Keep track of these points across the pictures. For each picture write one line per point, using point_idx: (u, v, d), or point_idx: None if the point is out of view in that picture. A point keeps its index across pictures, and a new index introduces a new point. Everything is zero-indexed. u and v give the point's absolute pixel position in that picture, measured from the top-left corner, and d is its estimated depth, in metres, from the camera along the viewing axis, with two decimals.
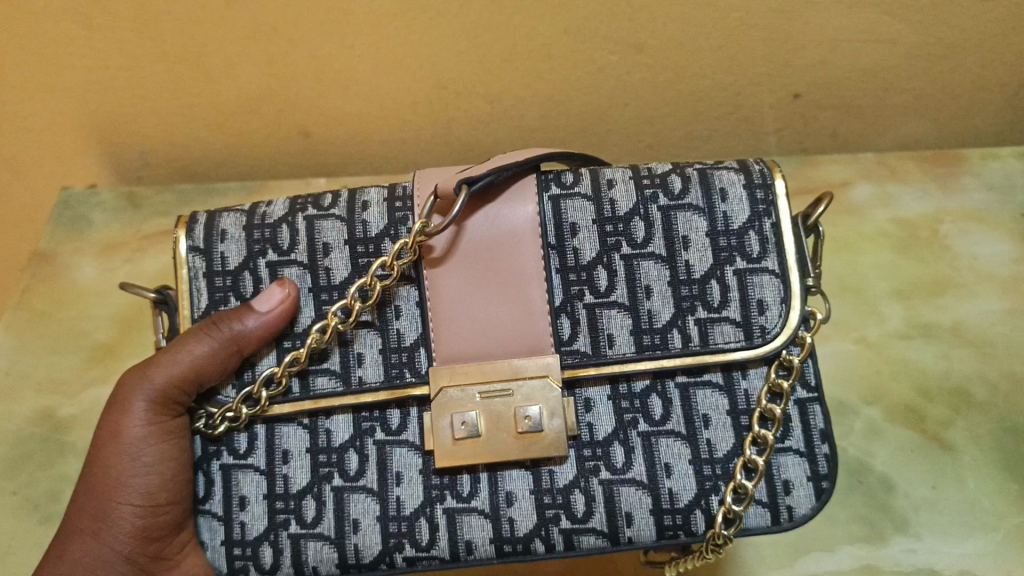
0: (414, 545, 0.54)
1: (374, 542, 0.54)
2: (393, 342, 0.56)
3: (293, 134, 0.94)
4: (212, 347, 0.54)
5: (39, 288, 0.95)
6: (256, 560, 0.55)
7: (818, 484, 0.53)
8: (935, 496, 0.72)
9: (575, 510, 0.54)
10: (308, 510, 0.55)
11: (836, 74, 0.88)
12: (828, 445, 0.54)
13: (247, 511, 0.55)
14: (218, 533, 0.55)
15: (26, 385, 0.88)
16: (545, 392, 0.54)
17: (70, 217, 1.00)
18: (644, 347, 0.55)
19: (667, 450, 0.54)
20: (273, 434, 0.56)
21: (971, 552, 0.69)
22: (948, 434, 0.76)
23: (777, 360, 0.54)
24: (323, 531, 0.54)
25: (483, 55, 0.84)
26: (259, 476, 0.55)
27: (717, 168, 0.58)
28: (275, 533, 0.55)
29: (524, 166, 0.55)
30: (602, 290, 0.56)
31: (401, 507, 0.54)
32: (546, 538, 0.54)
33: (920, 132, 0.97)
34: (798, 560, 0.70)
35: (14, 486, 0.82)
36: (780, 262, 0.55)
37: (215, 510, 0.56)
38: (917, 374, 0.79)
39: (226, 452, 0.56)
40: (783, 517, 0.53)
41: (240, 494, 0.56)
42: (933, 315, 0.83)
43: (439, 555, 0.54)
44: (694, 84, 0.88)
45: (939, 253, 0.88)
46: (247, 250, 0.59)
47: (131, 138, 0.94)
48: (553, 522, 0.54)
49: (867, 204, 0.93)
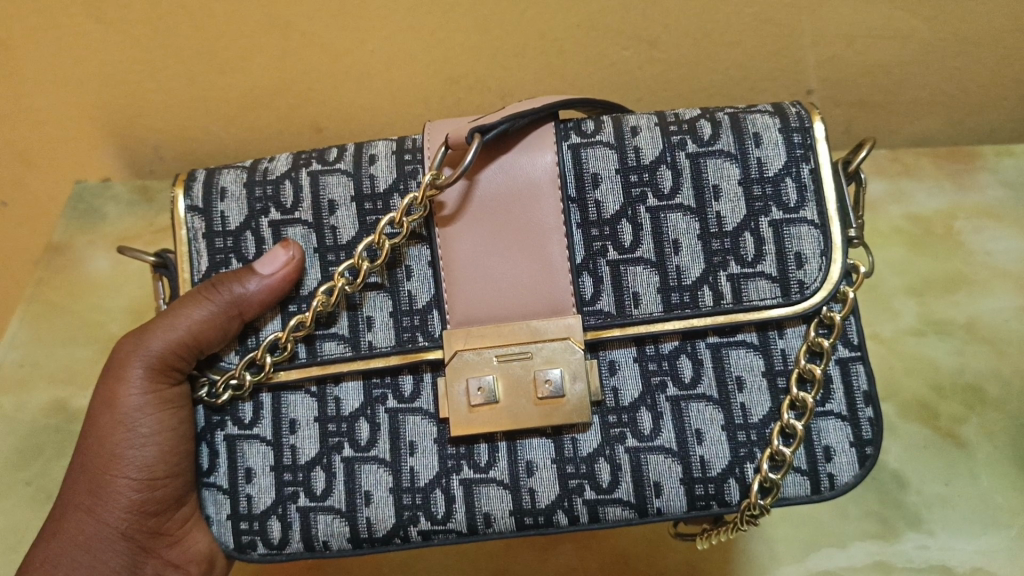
0: (430, 518, 0.54)
1: (387, 515, 0.54)
2: (404, 304, 0.56)
3: (306, 129, 0.94)
4: (212, 312, 0.54)
5: (53, 280, 0.96)
6: (264, 534, 0.55)
7: (861, 450, 0.52)
8: (948, 493, 0.71)
9: (600, 481, 0.53)
10: (317, 482, 0.55)
11: (849, 71, 0.88)
12: (871, 409, 0.52)
13: (253, 484, 0.55)
14: (223, 508, 0.55)
15: (39, 376, 0.88)
16: (566, 354, 0.53)
17: (83, 210, 1.01)
18: (673, 306, 0.53)
19: (698, 416, 0.53)
20: (280, 402, 0.56)
21: (984, 549, 0.68)
22: (962, 430, 0.75)
23: (817, 318, 0.53)
24: (333, 503, 0.54)
25: (495, 50, 0.84)
26: (265, 447, 0.55)
27: (750, 112, 0.57)
28: (283, 506, 0.55)
29: (540, 114, 0.54)
30: (627, 245, 0.54)
31: (415, 478, 0.54)
32: (569, 510, 0.53)
33: (936, 129, 0.97)
34: (809, 555, 0.69)
35: (26, 477, 0.81)
36: (819, 211, 0.54)
37: (220, 483, 0.56)
38: (930, 370, 0.79)
39: (231, 422, 0.56)
40: (823, 486, 0.52)
41: (246, 466, 0.56)
42: (947, 312, 0.83)
43: (456, 527, 0.54)
44: (707, 80, 0.88)
45: (954, 250, 0.88)
46: (248, 209, 0.58)
47: (145, 130, 0.95)
48: (576, 493, 0.53)
49: (881, 201, 0.94)
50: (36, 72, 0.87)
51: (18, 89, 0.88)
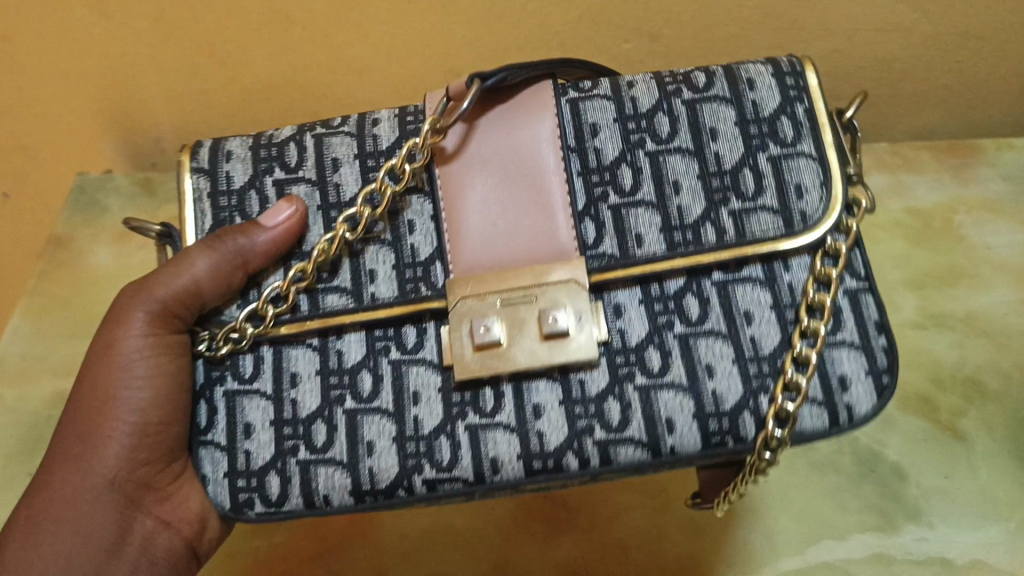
0: (435, 465, 0.51)
1: (391, 464, 0.51)
2: (407, 257, 0.55)
3: (306, 121, 0.95)
4: (216, 261, 0.53)
5: (55, 274, 0.96)
6: (262, 491, 0.53)
7: (879, 379, 0.49)
8: (948, 486, 0.71)
9: (610, 419, 0.50)
10: (317, 435, 0.53)
11: (850, 66, 0.89)
12: (886, 337, 0.50)
13: (252, 439, 0.53)
14: (220, 466, 0.53)
15: (44, 368, 0.87)
16: (571, 296, 0.51)
17: (86, 203, 1.02)
18: (677, 244, 0.52)
19: (707, 349, 0.50)
20: (282, 356, 0.55)
21: (984, 542, 0.68)
22: (961, 423, 0.75)
23: (822, 248, 0.51)
24: (334, 455, 0.52)
25: (497, 43, 0.85)
26: (264, 401, 0.54)
27: (744, 64, 0.58)
28: (282, 461, 0.53)
29: (540, 68, 0.55)
30: (627, 188, 0.54)
31: (419, 426, 0.52)
32: (579, 452, 0.50)
33: (936, 123, 0.97)
34: (810, 547, 0.69)
35: (31, 468, 0.80)
36: (816, 145, 0.53)
37: (217, 441, 0.54)
38: (930, 363, 0.79)
39: (229, 377, 0.55)
40: (842, 418, 0.49)
41: (245, 421, 0.54)
42: (947, 305, 0.83)
43: (461, 474, 0.51)
44: (708, 73, 0.88)
45: (953, 244, 0.88)
46: (253, 169, 0.59)
47: (146, 121, 0.96)
48: (586, 433, 0.50)
49: (882, 193, 0.94)
50: (36, 68, 0.87)
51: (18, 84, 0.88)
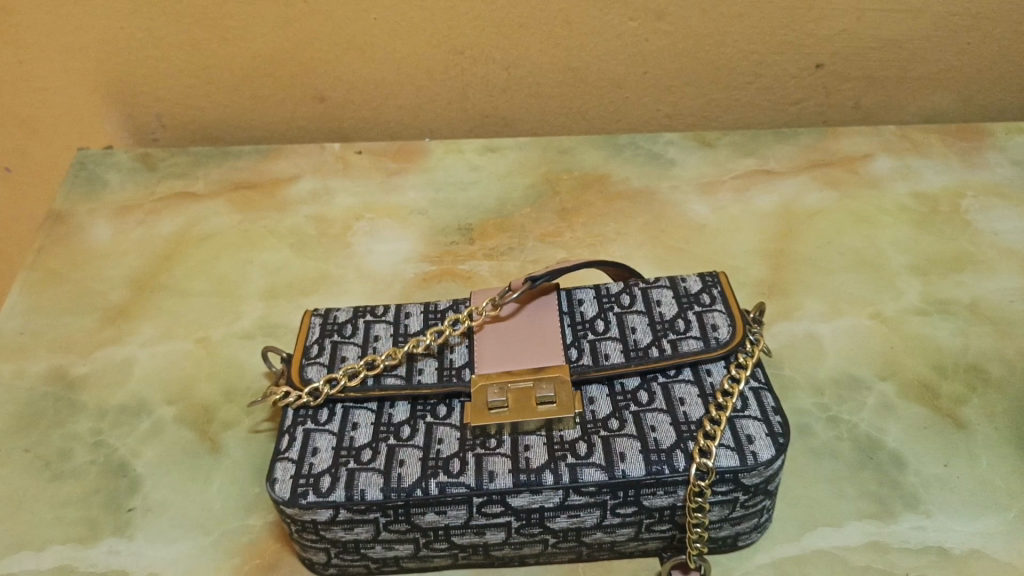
0: (447, 472, 0.59)
1: (414, 471, 0.59)
2: None
3: (309, 98, 1.01)
4: None
5: (53, 248, 0.95)
6: (315, 486, 0.59)
7: (775, 439, 0.59)
8: (947, 474, 0.69)
9: (579, 450, 0.60)
10: (366, 454, 0.61)
11: (857, 45, 0.96)
12: (781, 416, 0.61)
13: (317, 457, 0.61)
14: (288, 470, 0.60)
15: (39, 344, 0.84)
16: None
17: (86, 177, 1.03)
18: None
19: None
20: (347, 413, 0.64)
21: (981, 531, 0.65)
22: (962, 410, 0.73)
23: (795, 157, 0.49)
24: (376, 466, 0.60)
25: (516, 10, 0.91)
26: (332, 434, 0.62)
27: None
28: (337, 468, 0.60)
29: None
30: None
31: (441, 452, 0.60)
32: (554, 471, 0.58)
33: (944, 105, 1.03)
34: (804, 535, 0.66)
35: (26, 444, 0.75)
36: None
37: (290, 455, 0.61)
38: (933, 350, 0.77)
39: (311, 420, 0.64)
40: (748, 459, 0.58)
41: (313, 445, 0.62)
42: (951, 291, 0.83)
43: (466, 482, 0.58)
44: (714, 53, 0.96)
45: (957, 228, 0.89)
46: None
47: (149, 98, 1.01)
48: (560, 458, 0.59)
49: (889, 177, 0.96)
50: (74, 18, 0.93)
51: (61, 37, 0.95)
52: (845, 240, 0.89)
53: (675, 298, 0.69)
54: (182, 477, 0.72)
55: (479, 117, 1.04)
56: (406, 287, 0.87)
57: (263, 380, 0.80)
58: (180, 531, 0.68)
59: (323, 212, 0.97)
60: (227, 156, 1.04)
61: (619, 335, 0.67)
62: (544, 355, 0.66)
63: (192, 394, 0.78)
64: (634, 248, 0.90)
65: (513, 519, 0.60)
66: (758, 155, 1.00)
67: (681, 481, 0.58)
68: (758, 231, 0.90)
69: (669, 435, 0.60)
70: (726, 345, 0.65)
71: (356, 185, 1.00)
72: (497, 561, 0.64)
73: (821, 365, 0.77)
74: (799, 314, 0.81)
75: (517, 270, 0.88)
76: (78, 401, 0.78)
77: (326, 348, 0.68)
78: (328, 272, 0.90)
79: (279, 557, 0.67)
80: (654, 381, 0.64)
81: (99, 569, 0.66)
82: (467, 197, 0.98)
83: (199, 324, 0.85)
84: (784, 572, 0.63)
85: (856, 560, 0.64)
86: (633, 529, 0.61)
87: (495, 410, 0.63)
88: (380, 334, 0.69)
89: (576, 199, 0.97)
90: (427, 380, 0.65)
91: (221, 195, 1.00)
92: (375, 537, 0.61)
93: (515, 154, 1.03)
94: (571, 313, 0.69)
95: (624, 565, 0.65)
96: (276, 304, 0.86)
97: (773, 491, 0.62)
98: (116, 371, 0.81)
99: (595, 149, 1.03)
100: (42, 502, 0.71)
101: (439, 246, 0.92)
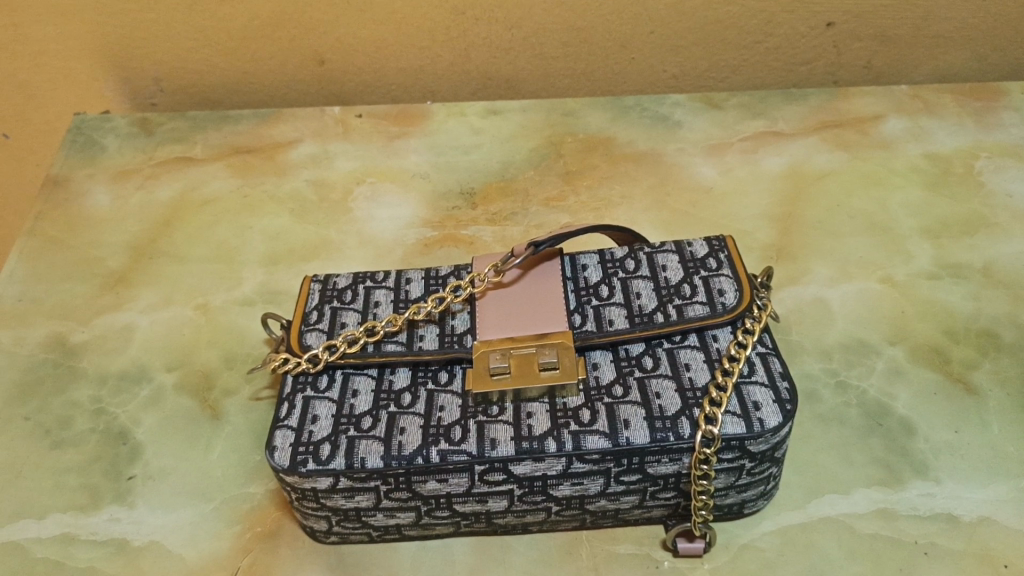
0: (448, 440, 0.58)
1: (415, 438, 0.58)
2: None
3: (309, 61, 0.99)
4: None
5: (52, 214, 0.93)
6: (315, 453, 0.58)
7: (782, 405, 0.58)
8: (957, 441, 0.67)
9: (583, 417, 0.59)
10: (366, 421, 0.60)
11: (868, 3, 0.94)
12: (788, 382, 0.60)
13: (317, 424, 0.60)
14: (288, 437, 0.59)
15: (38, 312, 0.83)
16: None
17: (84, 142, 1.02)
18: None
19: None
20: (347, 380, 0.63)
21: (991, 499, 0.64)
22: (973, 376, 0.71)
23: None
24: (376, 434, 0.59)
25: None
26: (332, 402, 0.62)
27: None
28: (337, 436, 0.59)
29: None
30: None
31: (442, 420, 0.60)
32: (557, 438, 0.57)
33: (958, 64, 1.01)
34: (811, 502, 0.65)
35: (25, 412, 0.74)
36: None
37: (290, 423, 0.60)
38: (944, 315, 0.76)
39: (310, 387, 0.63)
40: (755, 426, 0.57)
41: (313, 412, 0.61)
42: (964, 255, 0.81)
43: (467, 449, 0.57)
44: (722, 12, 0.94)
45: (970, 190, 0.87)
46: None
47: (146, 63, 1.00)
48: (563, 426, 0.58)
49: (900, 138, 0.94)
50: None
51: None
52: (854, 202, 0.87)
53: (681, 263, 0.68)
54: (183, 444, 0.71)
55: (482, 79, 1.03)
56: (408, 252, 0.86)
57: (264, 347, 0.79)
58: (180, 499, 0.68)
59: (324, 176, 0.96)
60: (226, 120, 1.03)
61: (623, 300, 0.65)
62: (547, 320, 0.65)
63: (192, 361, 0.78)
64: (639, 212, 0.88)
65: (516, 487, 0.59)
66: (766, 116, 0.98)
67: (686, 448, 0.57)
68: (766, 194, 0.89)
69: (674, 401, 0.59)
70: (733, 310, 0.63)
71: (357, 149, 0.98)
72: (500, 528, 0.64)
73: (830, 330, 0.76)
74: (807, 279, 0.80)
75: (520, 235, 0.86)
76: (78, 368, 0.78)
77: (325, 314, 0.67)
78: (329, 237, 0.88)
79: (279, 525, 0.66)
80: (659, 347, 0.63)
81: (101, 536, 0.66)
82: (470, 159, 0.96)
83: (199, 291, 0.84)
84: (790, 540, 0.63)
85: (864, 527, 0.63)
86: (638, 496, 0.61)
87: (498, 375, 0.61)
88: (380, 300, 0.68)
89: (581, 162, 0.95)
90: (429, 346, 0.64)
91: (220, 159, 0.99)
92: (376, 505, 0.60)
93: (518, 116, 1.01)
94: (574, 278, 0.68)
95: (628, 533, 0.65)
96: (276, 271, 0.85)
97: (780, 458, 0.61)
98: (116, 338, 0.80)
99: (599, 111, 1.01)
100: (42, 469, 0.70)
101: (442, 210, 0.90)
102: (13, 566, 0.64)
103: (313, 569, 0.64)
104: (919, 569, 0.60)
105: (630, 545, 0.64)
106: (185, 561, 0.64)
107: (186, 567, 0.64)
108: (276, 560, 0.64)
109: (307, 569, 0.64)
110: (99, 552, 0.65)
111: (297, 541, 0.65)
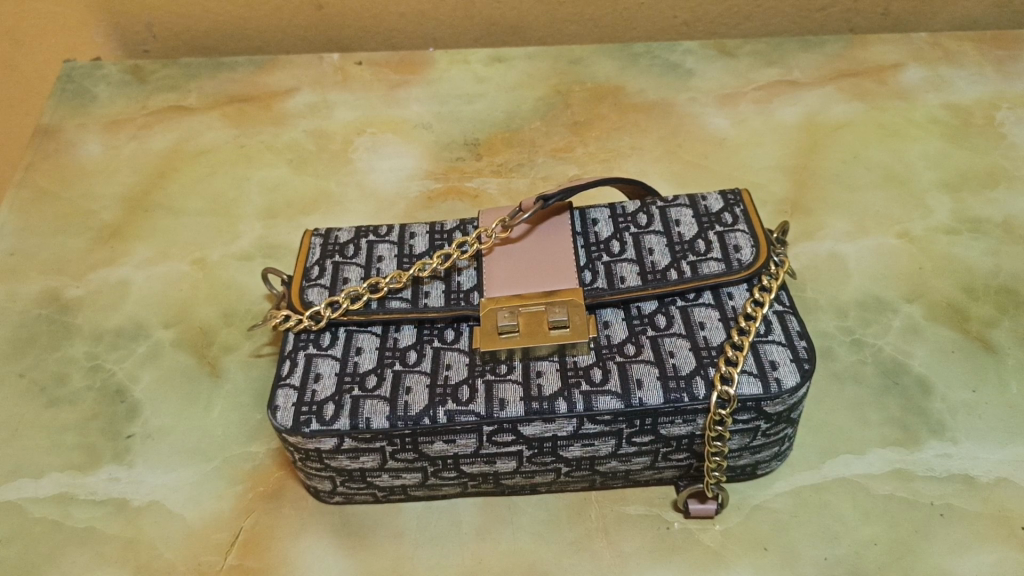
0: (455, 400, 0.56)
1: (421, 399, 0.56)
2: None
3: (305, 6, 0.98)
4: None
5: (42, 164, 0.91)
6: (319, 413, 0.56)
7: (800, 365, 0.56)
8: (975, 401, 0.66)
9: (595, 377, 0.57)
10: (371, 380, 0.58)
11: None
12: (805, 341, 0.58)
13: (320, 383, 0.58)
14: (291, 396, 0.58)
15: (31, 266, 0.81)
16: None
17: (74, 91, 0.98)
18: None
19: None
20: (351, 338, 0.61)
21: (1009, 459, 0.62)
22: (992, 334, 0.70)
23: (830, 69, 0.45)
24: (381, 393, 0.57)
25: None
26: (336, 360, 0.60)
27: None
28: (342, 395, 0.57)
29: None
30: None
31: (449, 379, 0.58)
32: (568, 399, 0.56)
33: (976, 9, 0.99)
34: (826, 462, 0.63)
35: (20, 368, 0.72)
36: None
37: (292, 382, 0.58)
38: (963, 272, 0.74)
39: (313, 345, 0.61)
40: (771, 386, 0.55)
41: (316, 371, 0.59)
42: (983, 210, 0.79)
43: (476, 410, 0.56)
44: None
45: (991, 142, 0.85)
46: None
47: (136, 6, 0.99)
48: (575, 386, 0.56)
49: (919, 88, 0.91)
50: None
51: None
52: (872, 153, 0.85)
53: (695, 217, 0.66)
54: (182, 401, 0.70)
55: (485, 25, 1.01)
56: (410, 205, 0.83)
57: (264, 303, 0.77)
58: (180, 458, 0.66)
59: (322, 126, 0.93)
60: (222, 67, 1.00)
61: (635, 256, 0.63)
62: (555, 276, 0.62)
63: (190, 316, 0.76)
64: (649, 163, 0.86)
65: (525, 448, 0.57)
66: (780, 65, 0.95)
67: (701, 409, 0.55)
68: (781, 145, 0.86)
69: (688, 360, 0.57)
70: (749, 268, 0.61)
71: (357, 97, 0.95)
72: (507, 489, 0.62)
73: (845, 286, 0.74)
74: (822, 234, 0.78)
75: (525, 187, 0.84)
76: (73, 324, 0.76)
77: (327, 270, 0.65)
78: (330, 189, 0.86)
79: (282, 485, 0.65)
80: (673, 304, 0.61)
81: (100, 496, 0.64)
82: (473, 106, 0.94)
83: (196, 245, 0.82)
84: (804, 501, 0.61)
85: (879, 487, 0.62)
86: (649, 458, 0.59)
87: (506, 334, 0.59)
88: (384, 255, 0.66)
89: (589, 112, 0.92)
90: (435, 303, 0.62)
91: (215, 108, 0.96)
92: (382, 466, 0.59)
93: (523, 65, 0.98)
94: (584, 233, 0.66)
95: (638, 493, 0.63)
96: (275, 224, 0.83)
97: (795, 418, 0.59)
98: (111, 294, 0.78)
99: (607, 59, 0.98)
100: (38, 427, 0.69)
101: (444, 161, 0.88)
102: (10, 527, 0.63)
103: (317, 529, 0.62)
104: (935, 531, 0.59)
105: (640, 506, 0.62)
106: (187, 521, 0.63)
107: (187, 527, 0.62)
108: (278, 521, 0.63)
109: (311, 530, 0.62)
110: (98, 512, 0.63)
111: (301, 502, 0.64)
